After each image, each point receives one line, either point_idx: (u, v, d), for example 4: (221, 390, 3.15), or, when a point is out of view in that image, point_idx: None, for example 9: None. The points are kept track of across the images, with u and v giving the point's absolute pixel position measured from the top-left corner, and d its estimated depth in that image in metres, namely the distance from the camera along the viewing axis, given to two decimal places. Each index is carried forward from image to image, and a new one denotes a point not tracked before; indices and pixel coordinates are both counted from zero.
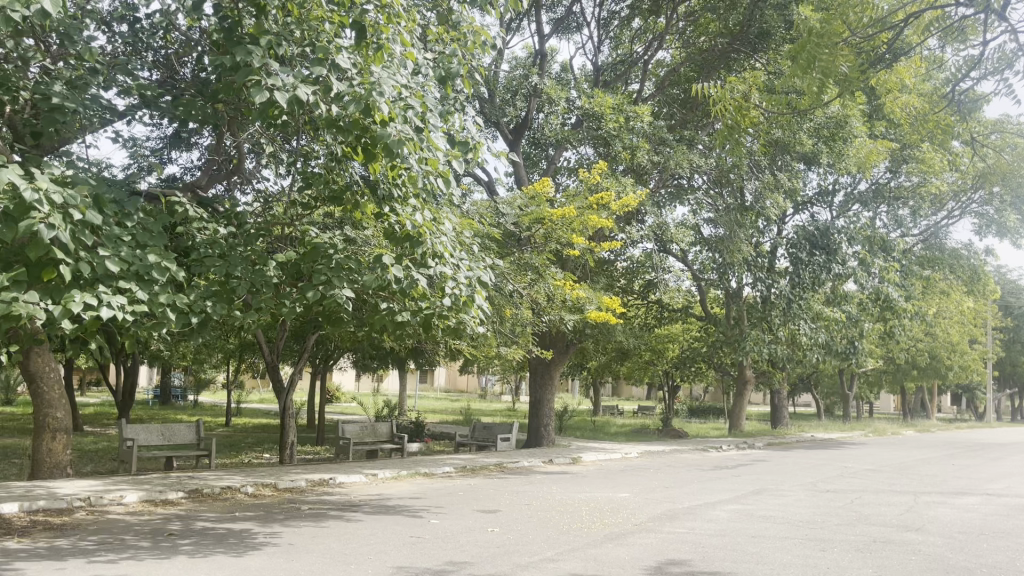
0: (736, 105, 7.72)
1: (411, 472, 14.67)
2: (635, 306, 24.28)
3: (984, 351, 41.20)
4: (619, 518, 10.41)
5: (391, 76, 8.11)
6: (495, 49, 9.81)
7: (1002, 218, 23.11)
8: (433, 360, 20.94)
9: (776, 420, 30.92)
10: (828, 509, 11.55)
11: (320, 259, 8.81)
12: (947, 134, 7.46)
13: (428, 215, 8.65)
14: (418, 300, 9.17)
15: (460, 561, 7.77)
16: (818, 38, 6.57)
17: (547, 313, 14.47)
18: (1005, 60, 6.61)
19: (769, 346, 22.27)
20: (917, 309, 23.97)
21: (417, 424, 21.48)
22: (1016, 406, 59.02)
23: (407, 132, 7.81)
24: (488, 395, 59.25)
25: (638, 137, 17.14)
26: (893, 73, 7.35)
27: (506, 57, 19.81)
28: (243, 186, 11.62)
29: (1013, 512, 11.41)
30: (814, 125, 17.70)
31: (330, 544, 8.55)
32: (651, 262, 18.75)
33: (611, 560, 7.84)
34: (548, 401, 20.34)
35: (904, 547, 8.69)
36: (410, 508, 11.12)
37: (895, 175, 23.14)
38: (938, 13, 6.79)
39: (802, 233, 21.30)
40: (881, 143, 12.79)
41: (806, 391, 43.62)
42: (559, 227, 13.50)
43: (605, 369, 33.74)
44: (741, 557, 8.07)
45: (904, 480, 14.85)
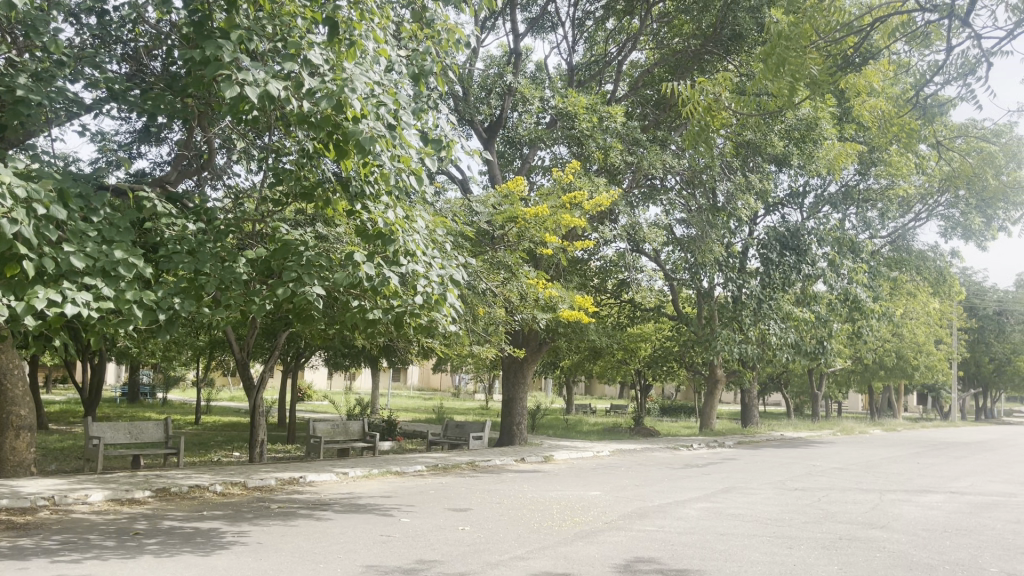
0: (705, 107, 7.70)
1: (382, 471, 14.59)
2: (608, 305, 24.34)
3: (949, 351, 41.93)
4: (590, 517, 10.45)
5: (363, 73, 8.11)
6: (469, 47, 9.79)
7: (967, 221, 23.47)
8: (406, 358, 20.86)
9: (746, 420, 31.17)
10: (795, 506, 11.68)
11: (291, 256, 8.76)
12: (913, 138, 7.54)
13: (400, 213, 8.66)
14: (390, 298, 9.14)
15: (430, 560, 7.75)
16: (787, 41, 6.61)
17: (520, 311, 14.46)
18: (967, 66, 6.65)
19: (740, 346, 22.44)
20: (885, 309, 24.28)
21: (389, 423, 21.38)
22: (980, 405, 60.22)
23: (379, 129, 7.83)
24: (461, 394, 59.16)
25: (612, 137, 17.22)
26: (862, 77, 7.40)
27: (480, 55, 19.78)
28: (214, 182, 11.50)
29: (975, 510, 11.61)
30: (785, 127, 17.86)
31: (299, 543, 8.49)
32: (623, 262, 18.85)
33: (580, 558, 7.87)
34: (521, 400, 20.32)
35: (869, 544, 8.82)
36: (381, 507, 11.07)
37: (864, 177, 23.42)
38: (905, 18, 6.85)
39: (773, 234, 21.50)
40: (851, 145, 12.91)
41: (776, 390, 44.07)
42: (532, 227, 13.49)
43: (578, 368, 33.81)
44: (710, 555, 8.13)
45: (870, 479, 15.09)
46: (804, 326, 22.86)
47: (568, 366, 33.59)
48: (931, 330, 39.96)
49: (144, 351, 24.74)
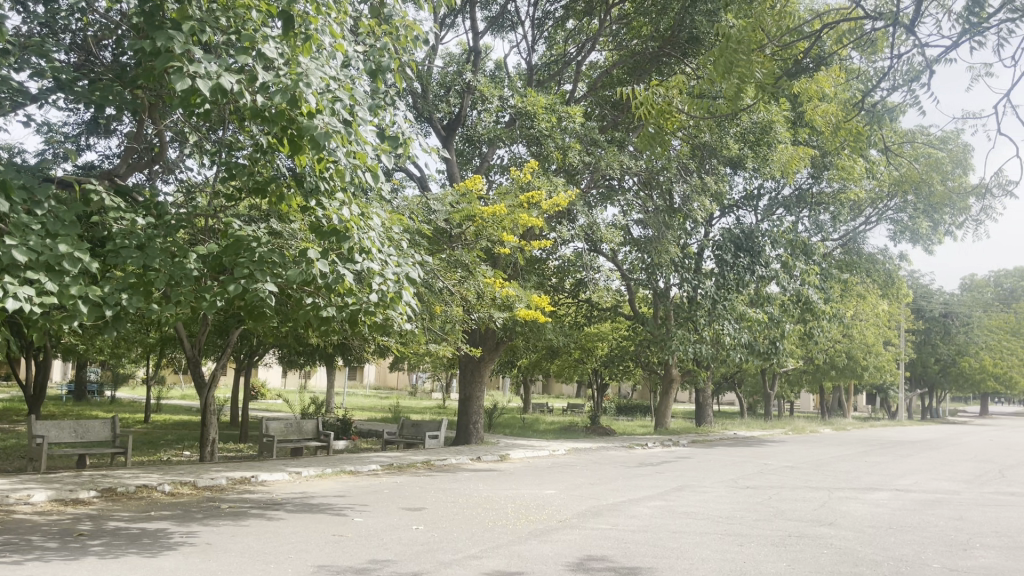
0: (659, 109, 7.75)
1: (335, 471, 14.45)
2: (565, 304, 24.42)
3: (897, 352, 42.89)
4: (544, 515, 10.48)
5: (319, 68, 8.02)
6: (427, 44, 9.77)
7: (915, 225, 24.04)
8: (362, 357, 20.69)
9: (701, 419, 31.54)
10: (746, 504, 11.86)
11: (243, 252, 8.61)
12: (863, 142, 7.71)
13: (355, 210, 8.61)
14: (345, 296, 9.05)
15: (383, 559, 7.70)
16: (736, 44, 6.69)
17: (477, 310, 14.42)
18: (913, 73, 6.80)
19: (694, 346, 22.82)
20: (836, 310, 24.78)
21: (343, 422, 21.18)
22: (927, 406, 61.75)
23: (335, 125, 7.75)
24: (418, 393, 58.90)
25: (570, 137, 17.30)
26: (815, 82, 7.50)
27: (439, 52, 19.70)
28: (166, 176, 11.24)
29: (919, 507, 11.89)
30: (740, 130, 18.13)
31: (249, 543, 8.36)
32: (581, 262, 18.94)
33: (534, 557, 7.89)
34: (477, 398, 20.31)
35: (817, 541, 8.96)
36: (334, 507, 10.97)
37: (818, 181, 23.86)
38: (853, 25, 6.98)
39: (728, 236, 21.73)
40: (803, 150, 13.02)
41: (729, 388, 44.68)
42: (489, 225, 13.45)
43: (536, 367, 33.88)
44: (662, 552, 8.19)
45: (820, 477, 15.37)
46: (757, 326, 23.21)
47: (525, 365, 33.68)
48: (879, 331, 40.93)
49: (92, 347, 24.16)
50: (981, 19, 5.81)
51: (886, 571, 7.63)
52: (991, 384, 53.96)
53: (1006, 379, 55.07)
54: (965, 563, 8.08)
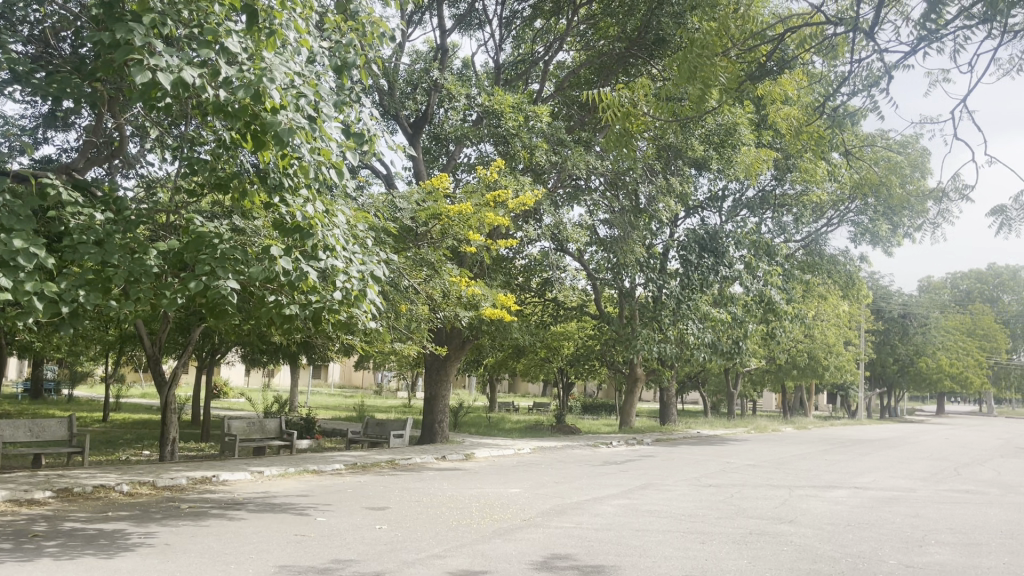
0: (623, 111, 7.78)
1: (298, 470, 14.32)
2: (531, 303, 24.48)
3: (857, 353, 43.64)
4: (509, 514, 10.49)
5: (283, 63, 7.95)
6: (394, 41, 9.73)
7: (875, 227, 24.46)
8: (326, 356, 20.54)
9: (665, 418, 31.79)
10: (708, 502, 11.98)
11: (205, 248, 8.50)
12: (824, 145, 7.79)
13: (320, 206, 8.57)
14: (308, 294, 8.96)
15: (346, 559, 7.64)
16: (699, 48, 6.75)
17: (442, 308, 14.37)
18: (871, 78, 6.89)
19: (659, 345, 23.13)
20: (797, 311, 25.15)
21: (307, 421, 21.01)
22: (885, 405, 62.91)
23: (299, 120, 7.69)
24: (383, 392, 58.60)
25: (537, 137, 17.33)
26: (778, 85, 7.55)
27: (406, 49, 19.61)
28: (126, 171, 11.03)
29: (877, 504, 12.12)
30: (705, 132, 18.29)
31: (210, 544, 8.25)
32: (547, 262, 19.01)
33: (498, 556, 7.89)
34: (443, 397, 20.28)
35: (777, 539, 9.08)
36: (297, 507, 10.87)
37: (781, 183, 24.18)
38: (815, 30, 7.06)
39: (692, 236, 21.92)
40: (766, 152, 12.76)
41: (694, 387, 45.17)
42: (455, 223, 13.41)
43: (502, 366, 33.91)
44: (625, 551, 8.24)
45: (781, 475, 15.58)
46: (721, 326, 23.47)
47: (492, 364, 33.75)
48: (839, 331, 41.64)
49: (49, 344, 23.65)
50: (938, 26, 5.91)
51: (843, 568, 7.75)
52: (948, 384, 54.95)
53: (963, 379, 56.00)
54: (920, 559, 8.24)
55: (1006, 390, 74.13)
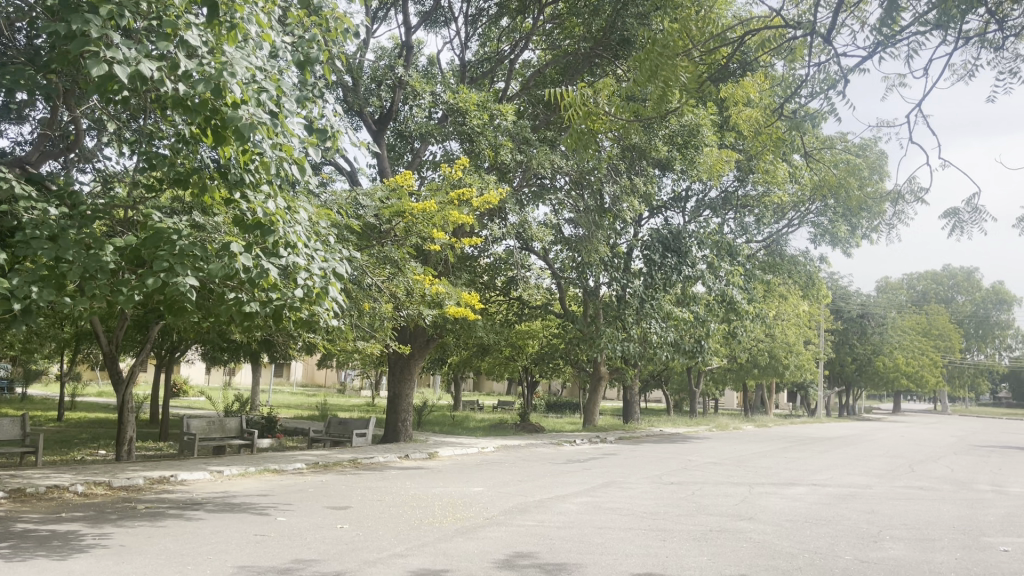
0: (585, 111, 7.76)
1: (259, 469, 14.16)
2: (496, 302, 24.47)
3: (816, 352, 44.35)
4: (471, 512, 10.50)
5: (244, 58, 7.83)
6: (358, 37, 9.64)
7: (834, 228, 24.84)
8: (288, 354, 20.35)
9: (627, 416, 32.01)
10: (670, 500, 12.07)
11: (163, 244, 8.33)
12: (783, 147, 7.85)
13: (282, 203, 8.49)
14: (268, 292, 8.85)
15: (307, 559, 7.58)
16: (662, 48, 6.81)
17: (406, 307, 14.27)
18: (829, 82, 6.98)
19: (623, 344, 23.30)
20: (758, 310, 25.48)
21: (269, 420, 20.82)
22: (844, 403, 63.98)
23: (260, 116, 7.59)
24: (346, 391, 58.21)
25: (502, 135, 17.31)
26: (740, 87, 7.60)
27: (371, 45, 19.49)
28: (82, 166, 10.82)
29: (834, 501, 12.34)
30: (669, 132, 18.38)
31: (167, 544, 8.12)
32: (512, 260, 19.04)
33: (460, 554, 7.88)
34: (407, 395, 20.20)
35: (737, 536, 9.20)
36: (257, 506, 10.76)
37: (743, 184, 24.44)
38: (778, 32, 7.12)
39: (655, 236, 22.10)
40: (726, 154, 12.78)
41: (656, 385, 45.53)
42: (419, 221, 13.33)
43: (466, 364, 33.86)
44: (587, 548, 8.29)
45: (741, 473, 15.78)
46: (683, 326, 23.72)
47: (456, 362, 33.66)
48: (798, 330, 42.33)
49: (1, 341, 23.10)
50: (893, 32, 6.00)
51: (801, 564, 7.87)
52: (904, 383, 56.56)
53: (918, 377, 58.01)
54: (875, 554, 8.41)
55: (959, 387, 76.03)
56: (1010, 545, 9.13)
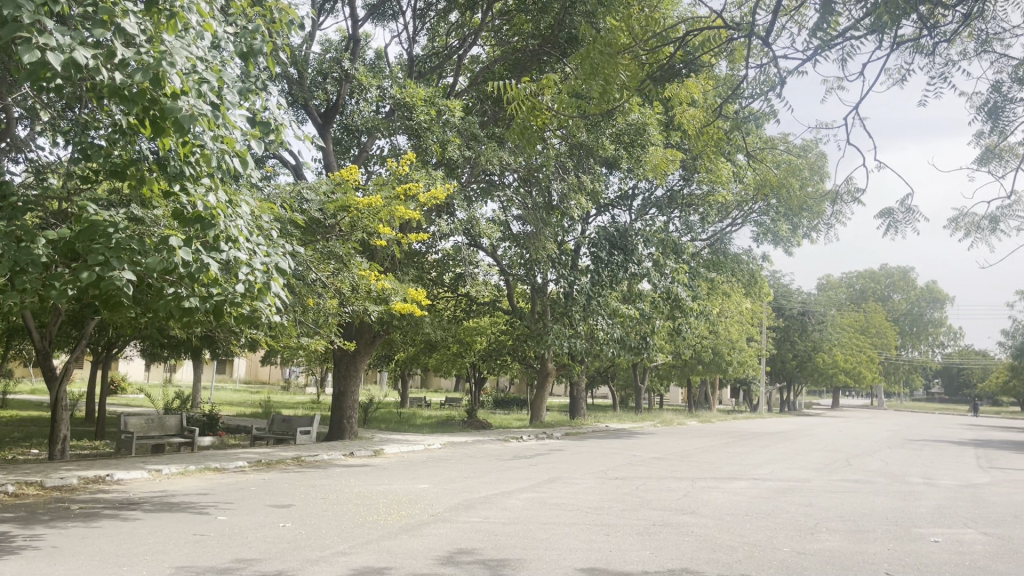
0: (529, 105, 7.64)
1: (199, 468, 13.90)
2: (443, 297, 24.43)
3: (758, 349, 45.25)
4: (416, 509, 10.44)
5: (185, 48, 7.63)
6: (303, 30, 9.46)
7: (777, 228, 25.34)
8: (230, 351, 19.98)
9: (574, 412, 32.19)
10: (614, 494, 12.22)
11: (98, 238, 8.09)
12: (724, 147, 7.95)
13: (223, 196, 8.33)
14: (208, 287, 8.68)
15: (247, 558, 7.47)
16: (602, 47, 6.86)
17: (351, 303, 14.07)
18: (768, 83, 7.13)
19: (569, 340, 23.43)
20: (702, 308, 25.89)
21: (210, 418, 20.43)
22: (785, 399, 65.33)
23: (201, 107, 7.42)
24: (291, 388, 57.42)
25: (450, 131, 17.25)
26: (684, 87, 7.68)
27: (318, 38, 19.22)
28: (13, 155, 10.44)
29: (773, 495, 12.61)
30: (615, 131, 18.47)
31: (103, 545, 7.93)
32: (459, 256, 19.02)
33: (403, 551, 7.84)
34: (352, 392, 20.03)
35: (678, 530, 9.34)
36: (196, 505, 10.55)
37: (688, 183, 24.80)
38: (721, 33, 7.22)
39: (603, 234, 22.23)
40: (672, 153, 12.73)
41: (603, 382, 45.93)
42: (365, 216, 13.20)
43: (413, 360, 33.70)
44: (532, 544, 8.33)
45: (684, 467, 16.01)
46: (628, 322, 24.01)
47: (403, 358, 33.49)
48: (742, 328, 43.10)
49: None
50: (830, 35, 6.14)
51: (740, 556, 8.03)
52: (842, 379, 57.99)
53: (855, 373, 59.70)
54: (812, 546, 8.62)
55: (894, 382, 78.47)
56: (941, 536, 9.43)
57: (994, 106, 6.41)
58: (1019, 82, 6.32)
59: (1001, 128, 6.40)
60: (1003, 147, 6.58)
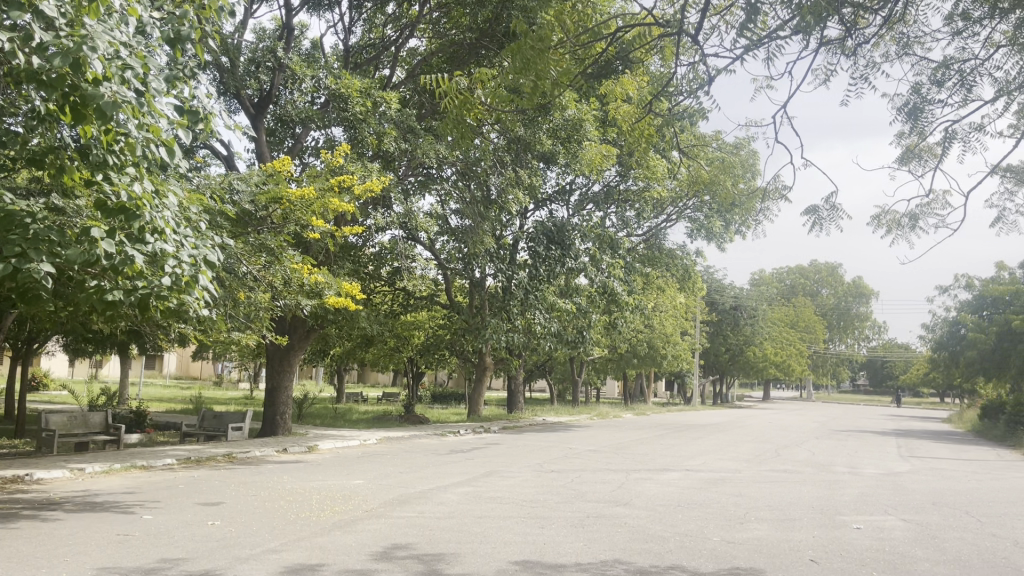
0: (461, 99, 7.55)
1: (125, 466, 13.50)
2: (380, 292, 24.24)
3: (693, 344, 46.08)
4: (350, 505, 10.35)
5: (107, 32, 7.33)
6: (234, 17, 9.17)
7: (710, 224, 25.83)
8: (159, 346, 19.43)
9: (512, 406, 32.25)
10: (548, 487, 12.30)
11: (15, 228, 7.76)
12: (653, 144, 7.99)
13: (148, 186, 8.08)
14: (132, 280, 8.41)
15: (174, 558, 7.28)
16: (533, 41, 6.87)
17: (283, 297, 13.84)
18: (699, 81, 7.24)
19: (507, 334, 23.48)
20: (637, 303, 26.23)
21: (137, 414, 19.83)
22: (718, 391, 66.67)
23: (124, 94, 7.17)
24: (223, 384, 56.24)
25: (386, 123, 17.14)
26: (619, 85, 7.81)
27: (251, 26, 18.82)
28: None
29: (704, 485, 12.88)
30: (552, 126, 18.54)
31: (19, 546, 7.63)
32: (396, 250, 18.90)
33: (336, 548, 7.75)
34: (286, 387, 19.72)
35: (612, 521, 9.45)
36: (121, 505, 10.23)
37: (624, 179, 25.09)
38: (654, 31, 7.31)
39: (541, 228, 22.40)
40: (606, 148, 12.64)
41: (540, 377, 46.15)
42: (297, 208, 13.04)
43: (349, 355, 33.31)
44: (465, 538, 8.32)
45: (619, 460, 16.21)
46: (566, 316, 24.19)
47: (339, 353, 33.07)
48: (678, 322, 43.77)
49: None
50: (760, 34, 6.27)
51: (671, 546, 8.16)
52: (773, 372, 59.53)
53: (785, 366, 61.36)
54: (741, 535, 8.81)
55: (823, 375, 80.93)
56: (863, 523, 9.74)
57: (914, 107, 6.63)
58: (937, 84, 6.54)
59: (920, 129, 6.61)
60: (922, 147, 6.79)
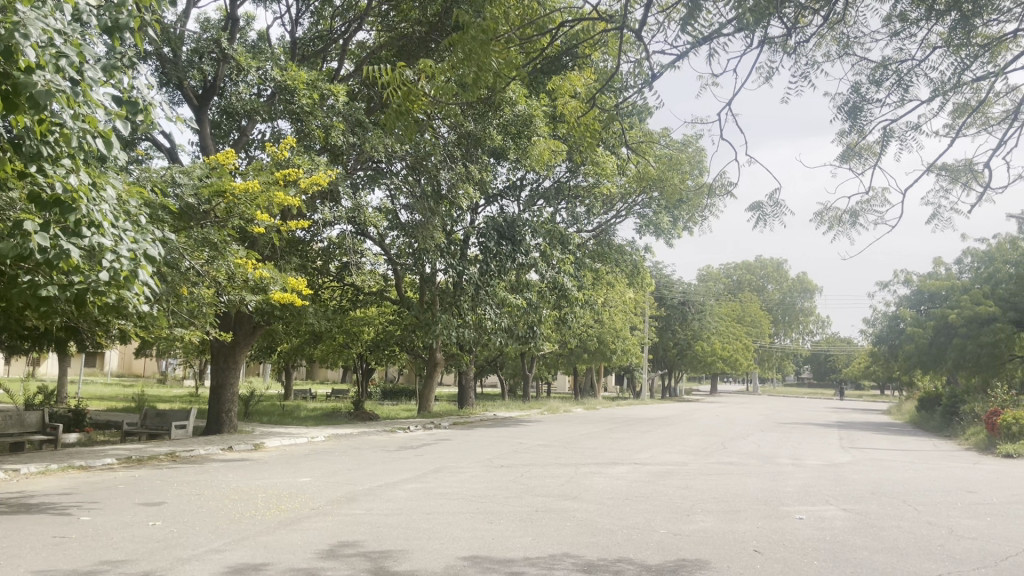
0: (404, 92, 7.43)
1: (63, 466, 13.13)
2: (328, 287, 23.99)
3: (642, 338, 46.61)
4: (296, 503, 10.22)
5: (40, 19, 7.05)
6: (173, 5, 8.88)
7: (658, 219, 26.11)
8: (98, 343, 18.91)
9: (462, 402, 32.19)
10: (498, 482, 12.32)
11: None
12: (596, 141, 7.96)
13: (84, 178, 7.81)
14: (69, 275, 8.12)
15: (112, 560, 7.10)
16: (475, 34, 6.81)
17: (227, 293, 13.65)
18: (644, 76, 7.27)
19: (458, 329, 23.39)
20: (587, 298, 26.43)
21: (76, 414, 19.28)
22: (667, 385, 67.48)
23: (59, 83, 6.89)
24: (166, 381, 55.03)
25: (333, 116, 16.90)
26: (564, 81, 7.88)
27: (194, 16, 18.42)
28: None
29: (652, 478, 13.01)
30: (502, 120, 18.55)
31: None
32: (344, 245, 18.73)
33: (282, 547, 7.64)
34: (231, 384, 19.40)
35: (561, 515, 9.50)
36: (58, 506, 9.94)
37: (574, 174, 25.22)
38: (601, 26, 7.32)
39: (491, 224, 22.45)
40: (554, 143, 12.46)
41: (491, 372, 46.20)
42: (241, 202, 12.91)
43: (297, 352, 32.90)
44: (413, 534, 8.27)
45: (567, 454, 16.29)
46: (516, 312, 24.19)
47: (286, 349, 32.62)
48: (627, 317, 44.22)
49: None
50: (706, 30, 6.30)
51: (617, 539, 8.24)
52: (721, 366, 60.48)
53: (732, 360, 62.42)
54: (687, 527, 8.93)
55: (768, 369, 82.56)
56: (805, 513, 9.95)
57: (853, 106, 6.77)
58: (875, 84, 6.70)
59: (859, 128, 6.77)
60: (862, 146, 6.94)
